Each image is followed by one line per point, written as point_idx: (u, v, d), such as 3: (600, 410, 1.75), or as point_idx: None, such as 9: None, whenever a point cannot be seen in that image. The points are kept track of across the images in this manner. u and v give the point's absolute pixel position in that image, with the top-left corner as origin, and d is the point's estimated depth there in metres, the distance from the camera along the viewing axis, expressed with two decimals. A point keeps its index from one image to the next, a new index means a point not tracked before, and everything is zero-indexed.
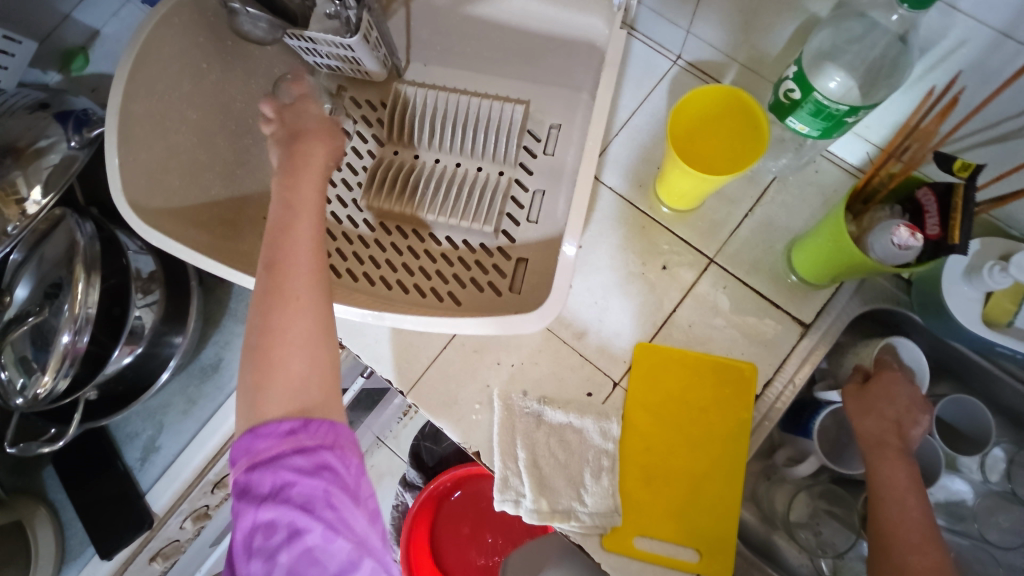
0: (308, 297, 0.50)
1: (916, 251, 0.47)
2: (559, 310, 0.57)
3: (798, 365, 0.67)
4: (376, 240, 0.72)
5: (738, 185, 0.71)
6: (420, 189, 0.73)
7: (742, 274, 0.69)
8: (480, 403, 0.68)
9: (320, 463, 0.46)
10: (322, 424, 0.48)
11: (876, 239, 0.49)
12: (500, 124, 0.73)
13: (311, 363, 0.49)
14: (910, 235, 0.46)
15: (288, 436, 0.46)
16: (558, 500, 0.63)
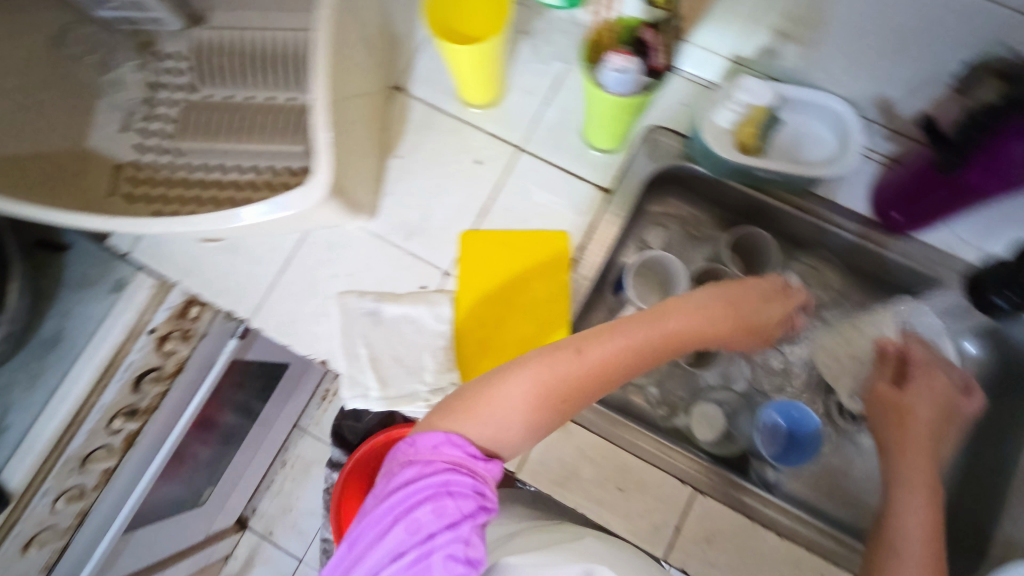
0: (592, 377, 0.52)
1: (636, 74, 0.55)
2: (330, 183, 0.58)
3: (605, 227, 0.74)
4: (194, 179, 0.73)
5: (533, 77, 0.77)
6: (223, 126, 0.75)
7: (548, 155, 0.75)
8: (322, 314, 0.71)
9: (444, 487, 0.44)
10: (460, 476, 0.46)
11: (602, 74, 0.56)
12: (292, 53, 0.77)
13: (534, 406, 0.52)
14: (623, 60, 0.54)
15: (435, 458, 0.46)
16: (402, 386, 0.67)
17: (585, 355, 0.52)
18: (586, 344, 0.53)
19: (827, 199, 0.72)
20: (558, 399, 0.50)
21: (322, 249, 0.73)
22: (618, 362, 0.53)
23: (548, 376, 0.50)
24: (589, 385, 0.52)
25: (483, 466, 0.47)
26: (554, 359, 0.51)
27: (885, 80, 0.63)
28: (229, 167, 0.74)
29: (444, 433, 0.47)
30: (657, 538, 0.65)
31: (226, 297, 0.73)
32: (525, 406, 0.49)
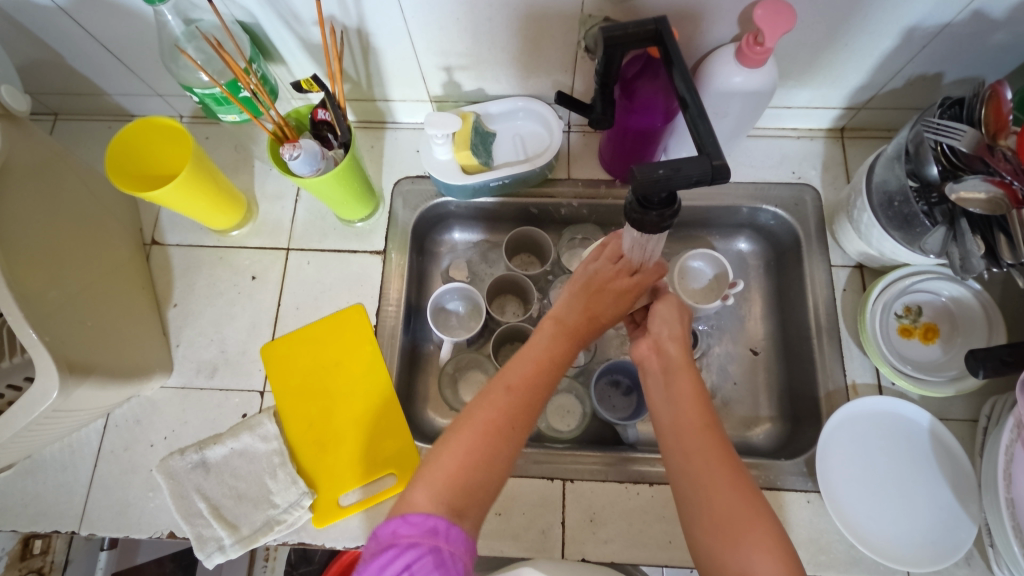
0: (506, 439, 0.50)
1: (308, 147, 0.59)
2: (61, 378, 0.56)
3: (393, 284, 0.77)
4: None
5: (277, 183, 0.80)
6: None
7: (317, 243, 0.78)
8: (152, 488, 0.68)
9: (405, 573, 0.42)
10: (426, 556, 0.44)
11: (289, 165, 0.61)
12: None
13: (450, 481, 0.48)
14: (290, 146, 0.58)
15: (418, 539, 0.44)
16: (255, 521, 0.65)
17: (481, 420, 0.50)
18: (479, 412, 0.50)
19: (570, 177, 0.80)
20: (475, 474, 0.48)
21: (130, 425, 0.71)
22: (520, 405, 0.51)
23: (455, 462, 0.48)
24: (504, 446, 0.50)
25: (447, 535, 0.45)
26: (456, 442, 0.49)
27: (547, 72, 0.71)
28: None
29: (396, 519, 0.46)
30: (550, 543, 0.65)
31: (44, 519, 0.68)
32: (447, 496, 0.47)
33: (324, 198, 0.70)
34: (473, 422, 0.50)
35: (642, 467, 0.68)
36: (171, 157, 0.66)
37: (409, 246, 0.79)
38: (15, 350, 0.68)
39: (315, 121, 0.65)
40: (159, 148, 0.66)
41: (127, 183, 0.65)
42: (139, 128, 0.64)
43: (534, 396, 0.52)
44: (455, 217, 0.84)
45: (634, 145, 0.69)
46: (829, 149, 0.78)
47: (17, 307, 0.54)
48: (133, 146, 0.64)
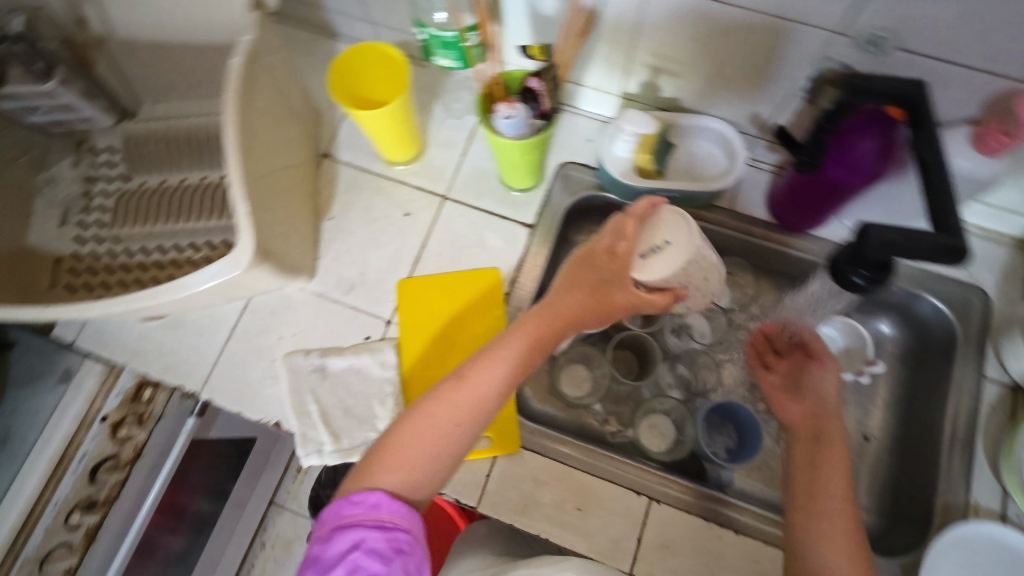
0: (459, 438, 0.51)
1: (521, 117, 0.61)
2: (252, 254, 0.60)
3: (533, 262, 0.78)
4: (115, 264, 0.75)
5: (450, 132, 0.83)
6: (133, 211, 0.78)
7: (472, 200, 0.81)
8: (271, 376, 0.73)
9: (356, 549, 0.45)
10: (370, 532, 0.46)
11: (496, 123, 0.62)
12: (201, 137, 0.80)
13: (409, 467, 0.49)
14: (507, 108, 0.60)
15: (360, 517, 0.46)
16: (355, 436, 0.69)
17: (434, 411, 0.51)
18: (433, 408, 0.51)
19: (732, 209, 0.79)
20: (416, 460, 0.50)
21: (265, 313, 0.76)
22: (459, 406, 0.51)
23: (402, 449, 0.50)
24: (442, 443, 0.50)
25: (390, 508, 0.47)
26: (408, 431, 0.51)
27: (751, 100, 0.70)
28: (144, 248, 0.76)
29: (339, 502, 0.48)
30: (619, 553, 0.66)
31: (173, 373, 0.74)
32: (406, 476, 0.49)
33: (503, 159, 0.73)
34: (434, 415, 0.51)
35: (725, 511, 0.67)
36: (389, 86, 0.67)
37: (555, 231, 0.79)
38: (215, 212, 0.76)
39: (524, 87, 0.65)
40: (383, 76, 0.67)
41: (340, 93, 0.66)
42: (375, 53, 0.67)
43: (491, 401, 0.52)
44: (603, 213, 0.85)
45: (819, 197, 0.68)
46: (1013, 258, 0.75)
47: (232, 181, 0.58)
48: (354, 66, 0.67)
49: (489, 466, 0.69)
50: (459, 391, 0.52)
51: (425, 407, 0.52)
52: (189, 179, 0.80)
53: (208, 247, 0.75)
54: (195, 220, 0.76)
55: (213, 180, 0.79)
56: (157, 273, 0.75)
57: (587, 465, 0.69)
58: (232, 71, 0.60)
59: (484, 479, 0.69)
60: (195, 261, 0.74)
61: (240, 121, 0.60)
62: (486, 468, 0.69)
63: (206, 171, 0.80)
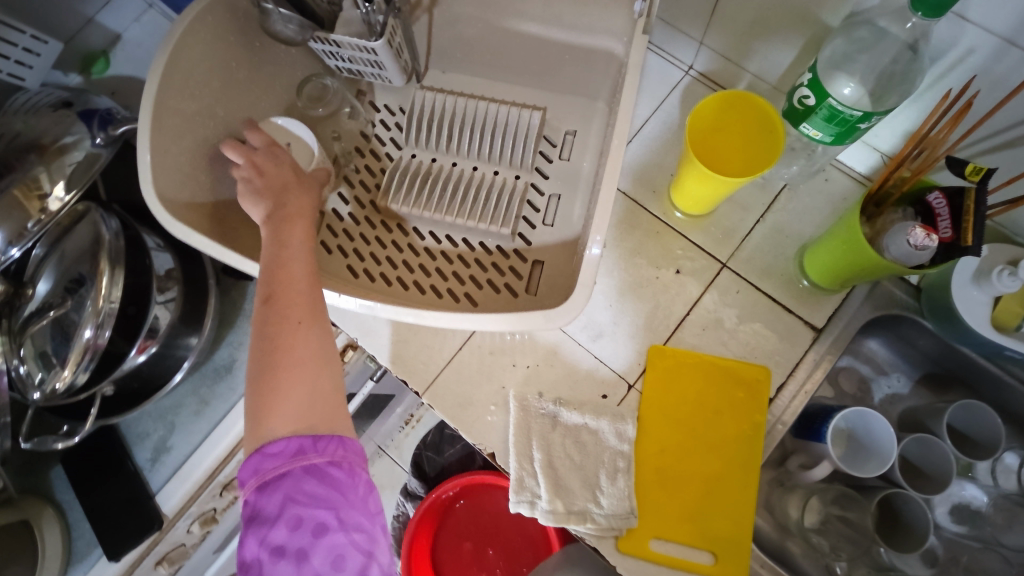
0: (317, 343, 0.53)
1: (931, 252, 0.49)
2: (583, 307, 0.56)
3: (807, 374, 0.68)
4: (378, 236, 0.73)
5: (749, 192, 0.72)
6: (401, 187, 0.73)
7: (755, 278, 0.70)
8: (496, 404, 0.68)
9: (291, 505, 0.47)
10: (297, 477, 0.48)
11: (890, 239, 0.52)
12: (479, 120, 0.74)
13: (307, 395, 0.51)
14: (926, 236, 0.49)
15: (284, 465, 0.48)
16: (574, 502, 0.63)
17: (284, 340, 0.52)
18: (276, 346, 0.52)
19: None
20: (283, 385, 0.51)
21: (504, 333, 0.71)
22: (291, 321, 0.53)
23: (289, 393, 0.51)
24: (314, 375, 0.52)
25: (315, 449, 0.49)
26: (287, 379, 0.51)
27: None
28: (413, 229, 0.73)
29: (256, 457, 0.48)
30: None
31: (400, 365, 0.70)
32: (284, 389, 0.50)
33: (828, 238, 0.62)
34: (280, 355, 0.52)
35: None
36: (728, 160, 0.59)
37: (842, 342, 0.69)
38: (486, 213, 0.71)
39: (924, 201, 0.53)
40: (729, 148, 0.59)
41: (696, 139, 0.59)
42: (745, 119, 0.58)
43: (311, 285, 0.55)
44: (894, 333, 0.72)
45: None
46: None
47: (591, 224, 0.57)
48: (721, 122, 0.58)
49: None
50: (290, 298, 0.54)
51: (271, 350, 0.52)
52: (472, 169, 0.75)
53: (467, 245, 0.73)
54: (465, 218, 0.71)
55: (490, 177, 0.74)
56: (426, 261, 0.72)
57: None
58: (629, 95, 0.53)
59: None
60: (460, 259, 0.72)
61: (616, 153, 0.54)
62: None
63: (497, 166, 0.74)
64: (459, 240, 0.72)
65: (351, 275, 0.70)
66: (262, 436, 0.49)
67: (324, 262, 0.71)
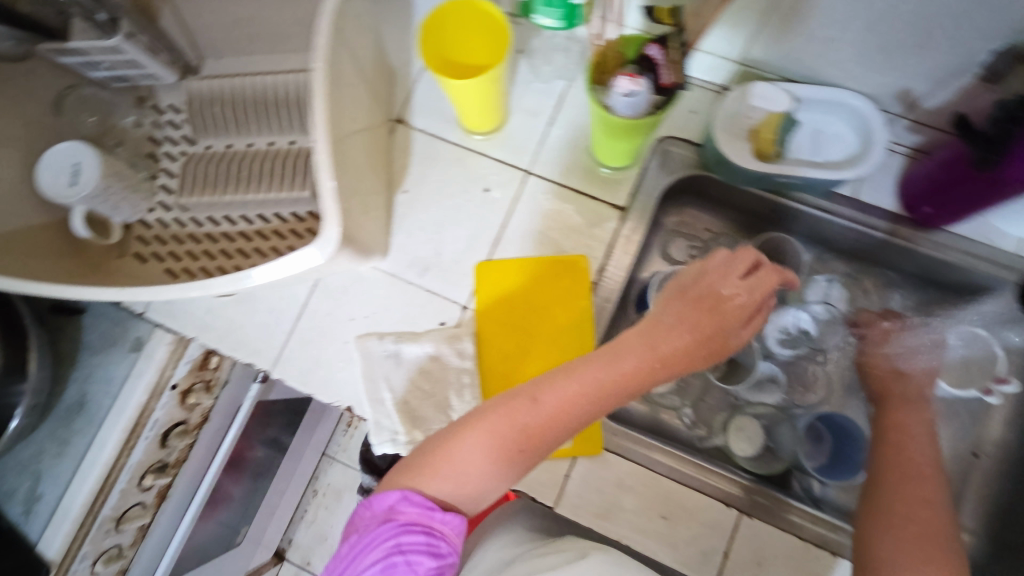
0: (502, 464, 0.48)
1: (642, 97, 0.53)
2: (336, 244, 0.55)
3: (622, 252, 0.71)
4: (190, 234, 0.72)
5: (535, 98, 0.75)
6: (198, 179, 0.73)
7: (558, 176, 0.73)
8: (344, 360, 0.69)
9: (396, 551, 0.45)
10: (416, 534, 0.46)
11: (611, 98, 0.55)
12: (256, 97, 0.75)
13: (477, 474, 0.48)
14: (630, 83, 0.52)
15: (416, 517, 0.46)
16: (431, 428, 0.66)
17: (499, 419, 0.48)
18: (473, 436, 0.48)
19: (853, 198, 0.69)
20: (540, 438, 0.48)
21: (337, 292, 0.72)
22: (534, 427, 0.48)
23: (454, 463, 0.48)
24: (481, 469, 0.48)
25: (441, 518, 0.47)
26: (471, 441, 0.48)
27: (902, 74, 0.60)
28: (221, 218, 0.72)
29: (369, 500, 0.48)
30: (706, 566, 0.62)
31: (243, 350, 0.72)
32: (499, 448, 0.47)
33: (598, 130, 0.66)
34: (487, 429, 0.48)
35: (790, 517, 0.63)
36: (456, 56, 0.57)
37: (649, 213, 0.72)
38: (285, 182, 0.71)
39: (641, 55, 0.56)
40: (467, 46, 0.57)
41: (433, 59, 0.58)
42: (491, 32, 0.57)
43: (489, 458, 0.47)
44: (700, 194, 0.77)
45: (970, 192, 0.59)
46: None
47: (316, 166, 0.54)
48: (463, 32, 0.57)
49: (569, 467, 0.65)
50: (504, 421, 0.48)
51: (489, 412, 0.49)
52: (268, 144, 0.74)
53: (278, 219, 0.72)
54: (269, 191, 0.71)
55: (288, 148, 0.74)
56: (241, 245, 0.71)
57: (676, 471, 0.65)
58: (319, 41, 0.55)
59: (563, 480, 0.65)
60: (274, 234, 0.71)
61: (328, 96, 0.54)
62: (566, 468, 0.65)
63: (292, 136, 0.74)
64: (270, 216, 0.72)
65: (169, 277, 0.70)
66: (405, 479, 0.48)
67: (140, 272, 0.70)
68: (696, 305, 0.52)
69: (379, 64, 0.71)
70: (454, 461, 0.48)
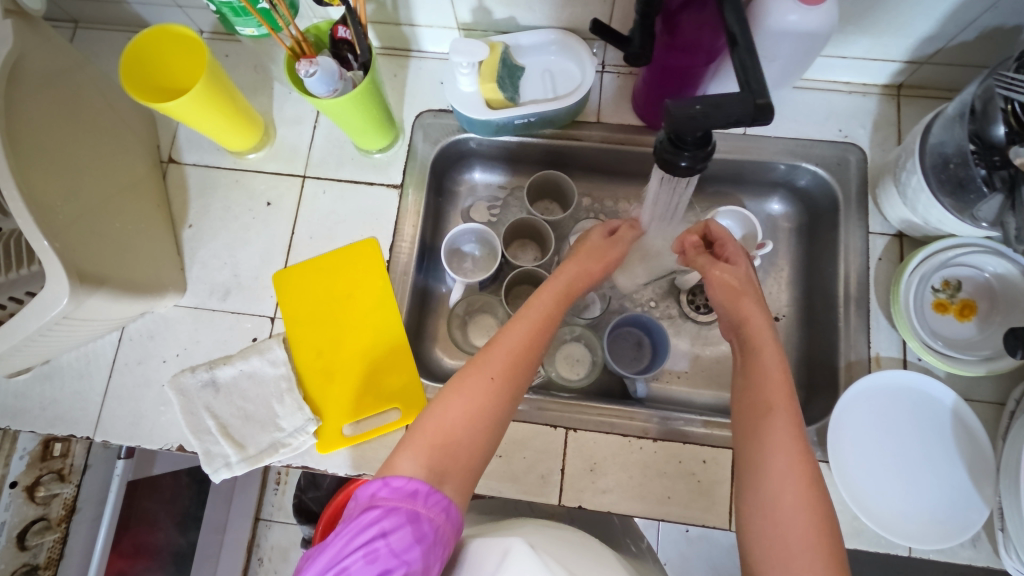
0: (442, 448, 0.44)
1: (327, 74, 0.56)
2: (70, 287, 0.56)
3: (409, 225, 0.75)
4: None
5: (295, 107, 0.78)
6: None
7: (333, 172, 0.76)
8: (164, 402, 0.69)
9: (380, 538, 0.38)
10: (398, 521, 0.39)
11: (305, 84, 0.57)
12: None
13: (424, 459, 0.43)
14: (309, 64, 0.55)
15: (399, 502, 0.40)
16: (261, 441, 0.66)
17: (442, 403, 0.47)
18: (436, 411, 0.46)
19: (599, 121, 0.76)
20: (463, 440, 0.45)
21: (144, 340, 0.72)
22: (471, 397, 0.47)
23: (443, 422, 0.46)
24: (428, 456, 0.44)
25: (427, 501, 0.41)
26: (445, 402, 0.47)
27: (583, 2, 0.67)
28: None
29: (377, 481, 0.42)
30: (548, 487, 0.66)
31: (62, 425, 0.70)
32: (434, 461, 0.44)
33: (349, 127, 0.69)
34: (456, 389, 0.47)
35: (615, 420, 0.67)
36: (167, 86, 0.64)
37: (427, 183, 0.77)
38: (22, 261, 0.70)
39: (334, 39, 0.60)
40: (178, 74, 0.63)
41: (141, 93, 0.62)
42: (189, 61, 0.63)
43: (443, 439, 0.45)
44: (476, 155, 0.82)
45: (670, 89, 0.65)
46: (882, 107, 0.73)
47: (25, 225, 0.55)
48: (164, 63, 0.62)
49: (404, 436, 0.67)
50: (464, 391, 0.47)
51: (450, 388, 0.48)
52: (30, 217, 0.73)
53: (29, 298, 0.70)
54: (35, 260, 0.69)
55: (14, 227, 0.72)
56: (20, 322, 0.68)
57: None
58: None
59: None
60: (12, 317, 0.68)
61: (12, 150, 0.55)
62: (401, 438, 0.67)
63: None
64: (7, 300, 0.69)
65: None
66: (426, 434, 0.45)
67: None
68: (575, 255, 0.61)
69: (124, 112, 0.72)
70: (482, 394, 0.47)
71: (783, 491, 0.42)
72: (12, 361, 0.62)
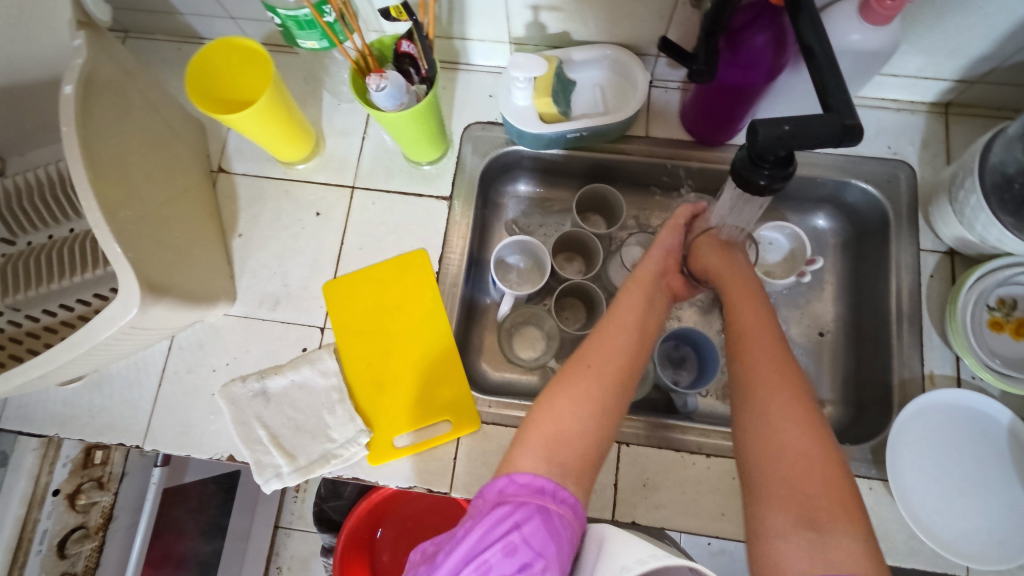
0: (562, 446, 0.48)
1: (394, 86, 0.57)
2: (139, 293, 0.56)
3: (460, 236, 0.75)
4: (27, 331, 0.70)
5: (344, 118, 0.79)
6: (10, 276, 0.71)
7: (382, 183, 0.77)
8: (214, 411, 0.69)
9: (515, 530, 0.42)
10: (534, 515, 0.43)
11: (372, 98, 0.58)
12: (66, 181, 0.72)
13: (546, 457, 0.47)
14: (377, 78, 0.56)
15: (528, 498, 0.44)
16: (312, 452, 0.66)
17: (556, 399, 0.51)
18: (550, 410, 0.50)
19: (648, 135, 0.76)
20: (577, 432, 0.49)
21: (193, 348, 0.72)
22: (583, 394, 0.51)
23: (553, 420, 0.50)
24: (550, 449, 0.48)
25: (555, 497, 0.45)
26: (553, 402, 0.51)
27: (639, 19, 0.67)
28: (53, 309, 0.71)
29: (503, 478, 0.46)
30: (601, 502, 0.65)
31: (111, 432, 0.70)
32: (550, 452, 0.48)
33: (401, 141, 0.69)
34: (564, 385, 0.52)
35: (671, 435, 0.67)
36: (227, 96, 0.65)
37: (476, 196, 0.77)
38: (96, 263, 0.71)
39: (398, 53, 0.61)
40: (241, 84, 0.64)
41: (208, 105, 0.63)
42: (254, 75, 0.64)
43: (560, 435, 0.49)
44: (521, 168, 0.82)
45: (726, 105, 0.65)
46: (931, 125, 0.73)
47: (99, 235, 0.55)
48: (227, 74, 0.63)
49: (455, 449, 0.67)
50: (574, 390, 0.51)
51: (561, 382, 0.52)
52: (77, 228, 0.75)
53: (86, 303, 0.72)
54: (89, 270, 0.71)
55: (72, 234, 0.73)
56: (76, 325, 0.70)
57: None
58: (66, 102, 0.55)
59: (452, 463, 0.67)
60: (90, 318, 0.70)
61: (87, 159, 0.55)
62: (452, 451, 0.67)
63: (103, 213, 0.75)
64: (75, 303, 0.71)
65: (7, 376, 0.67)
66: (542, 429, 0.49)
67: None
68: (651, 253, 0.65)
69: (178, 122, 0.73)
70: (594, 387, 0.51)
71: (791, 435, 0.44)
72: (70, 369, 0.62)
